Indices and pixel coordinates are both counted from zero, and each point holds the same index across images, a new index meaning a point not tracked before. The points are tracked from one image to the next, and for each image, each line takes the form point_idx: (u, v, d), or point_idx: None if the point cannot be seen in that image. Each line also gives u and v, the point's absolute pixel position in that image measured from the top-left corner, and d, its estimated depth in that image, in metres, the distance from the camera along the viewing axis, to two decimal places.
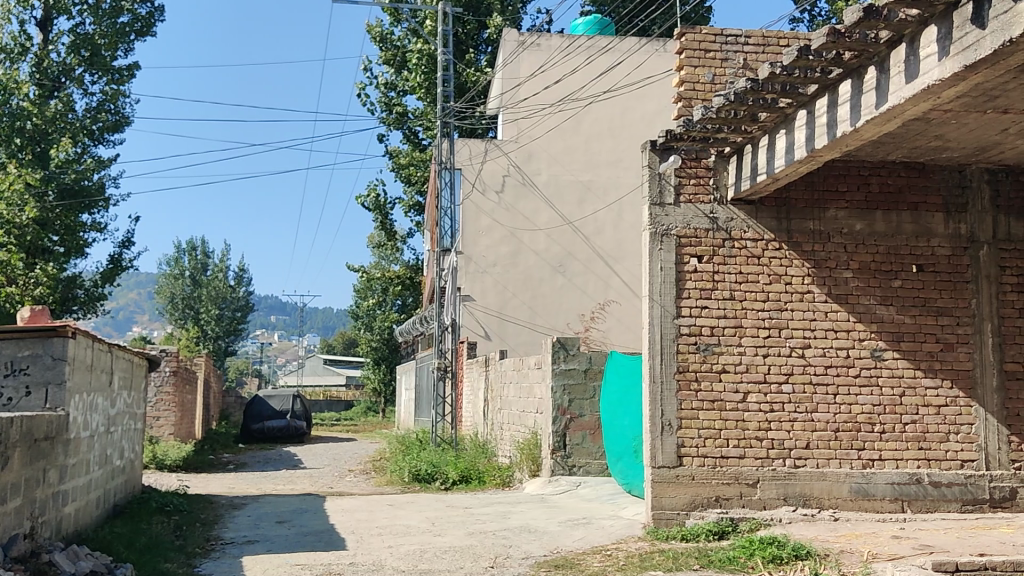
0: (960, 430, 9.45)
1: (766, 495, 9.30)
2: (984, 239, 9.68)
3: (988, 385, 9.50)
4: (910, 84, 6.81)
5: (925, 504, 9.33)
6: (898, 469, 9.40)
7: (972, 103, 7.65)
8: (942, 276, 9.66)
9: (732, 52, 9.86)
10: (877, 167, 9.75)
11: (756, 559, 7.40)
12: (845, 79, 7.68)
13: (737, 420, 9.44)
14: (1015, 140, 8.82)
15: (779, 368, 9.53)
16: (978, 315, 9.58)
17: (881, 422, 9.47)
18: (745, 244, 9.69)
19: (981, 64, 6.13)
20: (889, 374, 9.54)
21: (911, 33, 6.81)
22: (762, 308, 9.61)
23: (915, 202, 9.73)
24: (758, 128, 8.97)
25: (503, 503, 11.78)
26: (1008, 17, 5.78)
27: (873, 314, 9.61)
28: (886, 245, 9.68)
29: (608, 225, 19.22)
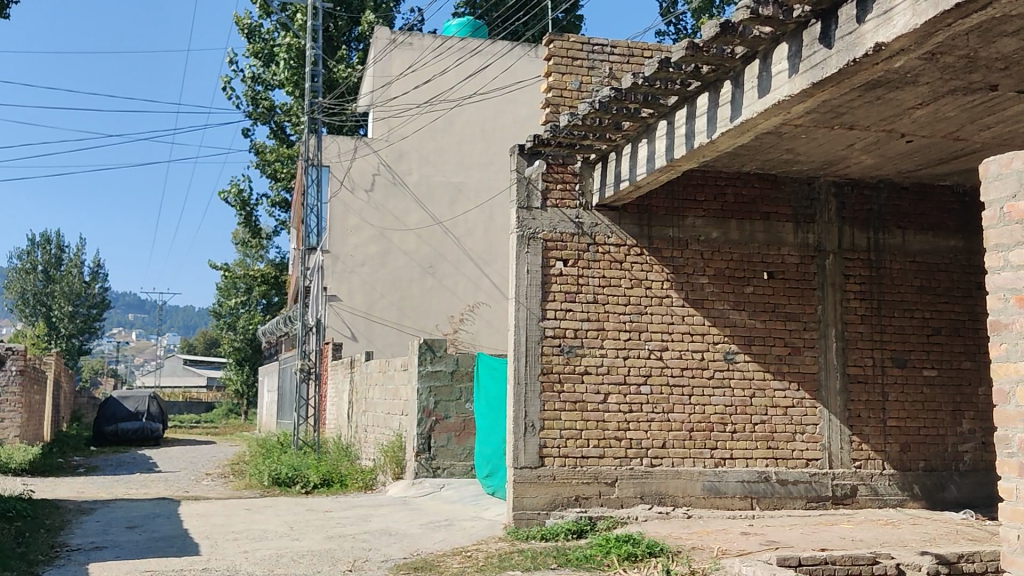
0: (805, 430, 9.93)
1: (624, 494, 9.52)
2: (831, 249, 10.19)
3: (831, 387, 10.01)
4: (762, 99, 7.10)
5: (772, 501, 9.75)
6: (748, 467, 9.79)
7: (820, 119, 8.05)
8: (791, 283, 10.11)
9: (598, 61, 10.08)
10: (732, 177, 10.11)
11: (612, 557, 7.56)
12: (703, 92, 7.94)
13: (597, 421, 9.63)
14: (860, 156, 9.32)
15: (639, 369, 9.77)
16: (823, 321, 10.09)
17: (732, 422, 9.83)
18: (608, 249, 9.88)
19: (827, 82, 6.47)
20: (740, 376, 9.92)
21: (764, 50, 7.10)
22: (623, 311, 9.81)
23: (767, 212, 10.14)
24: (621, 136, 9.18)
25: (365, 507, 11.65)
26: (852, 38, 6.12)
27: (727, 319, 9.97)
28: (740, 253, 10.05)
29: (478, 227, 19.28)
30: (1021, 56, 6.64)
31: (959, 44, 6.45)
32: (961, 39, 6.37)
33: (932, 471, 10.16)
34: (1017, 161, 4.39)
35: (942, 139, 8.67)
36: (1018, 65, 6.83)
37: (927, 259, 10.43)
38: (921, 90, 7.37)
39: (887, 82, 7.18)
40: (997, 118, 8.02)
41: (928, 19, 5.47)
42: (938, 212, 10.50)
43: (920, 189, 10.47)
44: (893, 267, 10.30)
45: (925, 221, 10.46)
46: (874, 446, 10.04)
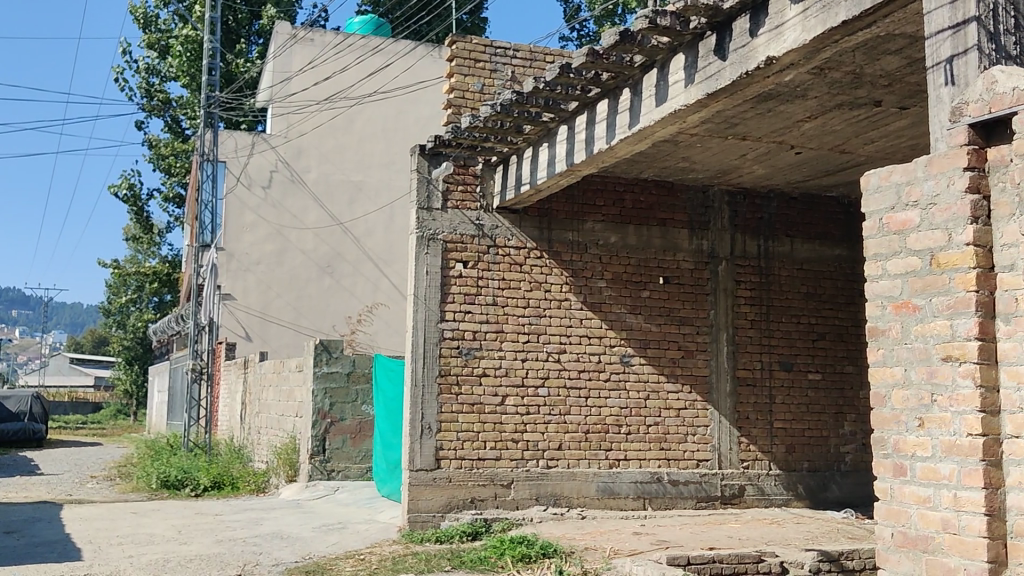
0: (696, 432, 10.16)
1: (520, 495, 9.58)
2: (723, 256, 10.45)
3: (722, 390, 10.28)
4: (659, 107, 7.24)
5: (663, 501, 9.94)
6: (641, 468, 9.95)
7: (715, 129, 8.25)
8: (685, 288, 10.31)
9: (500, 64, 10.12)
10: (630, 184, 10.27)
11: (506, 559, 7.58)
12: (603, 99, 8.05)
13: (495, 423, 9.65)
14: (752, 166, 9.59)
15: (537, 371, 9.83)
16: (716, 325, 10.34)
17: (627, 423, 9.98)
18: (508, 251, 9.92)
19: (721, 93, 6.64)
20: (636, 379, 10.07)
21: (662, 59, 7.24)
22: (522, 313, 9.87)
23: (663, 218, 10.32)
24: (522, 139, 9.22)
25: (257, 510, 11.43)
26: (745, 51, 6.30)
27: (624, 323, 10.11)
28: (637, 258, 10.20)
29: (378, 227, 18.97)
30: (903, 73, 6.93)
31: (846, 60, 6.70)
32: (848, 55, 6.62)
33: (816, 471, 10.53)
34: (896, 175, 4.57)
35: (829, 152, 8.98)
36: (900, 83, 7.13)
37: (814, 267, 10.80)
38: (810, 104, 7.63)
39: (778, 94, 7.41)
40: (880, 132, 8.36)
41: (817, 35, 5.66)
42: (824, 222, 10.89)
43: (807, 200, 10.84)
44: (782, 274, 10.63)
45: (812, 230, 10.83)
46: (762, 447, 10.34)
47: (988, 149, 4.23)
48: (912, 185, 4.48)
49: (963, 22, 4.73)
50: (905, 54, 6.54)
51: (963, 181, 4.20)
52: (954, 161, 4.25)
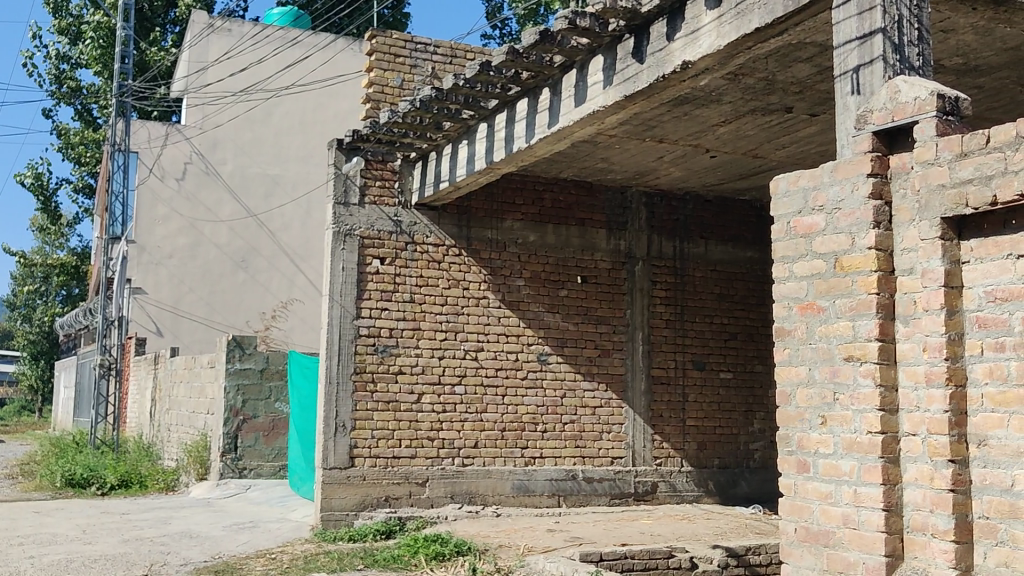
0: (611, 430, 10.29)
1: (435, 494, 9.56)
2: (640, 256, 10.58)
3: (637, 388, 10.42)
4: (578, 108, 7.30)
5: (578, 498, 10.01)
6: (556, 466, 10.03)
7: (633, 131, 8.36)
8: (602, 288, 10.41)
9: (420, 59, 10.08)
10: (550, 183, 10.29)
11: (419, 557, 7.55)
12: (523, 98, 8.08)
13: (410, 421, 9.62)
14: (668, 168, 9.73)
15: (453, 370, 9.82)
16: (631, 325, 10.47)
17: (543, 422, 10.05)
18: (426, 248, 9.88)
19: (638, 95, 6.72)
20: (552, 377, 10.14)
21: (581, 60, 7.30)
22: (439, 311, 9.84)
23: (582, 218, 10.39)
24: (441, 136, 9.20)
25: (165, 509, 11.18)
26: (662, 54, 6.39)
27: (541, 321, 10.17)
28: (555, 257, 10.25)
29: (295, 220, 18.26)
30: (813, 81, 7.12)
31: (759, 67, 6.85)
32: (762, 62, 6.77)
33: (726, 468, 10.77)
34: (804, 180, 4.69)
35: (742, 156, 9.17)
36: (810, 90, 7.32)
37: (726, 268, 11.02)
38: (724, 108, 7.78)
39: (694, 98, 7.54)
40: (791, 138, 8.57)
41: (731, 41, 5.78)
42: (737, 225, 11.11)
43: (721, 203, 11.05)
44: (696, 275, 10.83)
45: (726, 233, 11.04)
46: (674, 445, 10.53)
47: (890, 157, 4.37)
48: (818, 190, 4.60)
49: (870, 33, 4.88)
50: (815, 62, 6.72)
51: (867, 187, 4.33)
52: (859, 167, 4.38)
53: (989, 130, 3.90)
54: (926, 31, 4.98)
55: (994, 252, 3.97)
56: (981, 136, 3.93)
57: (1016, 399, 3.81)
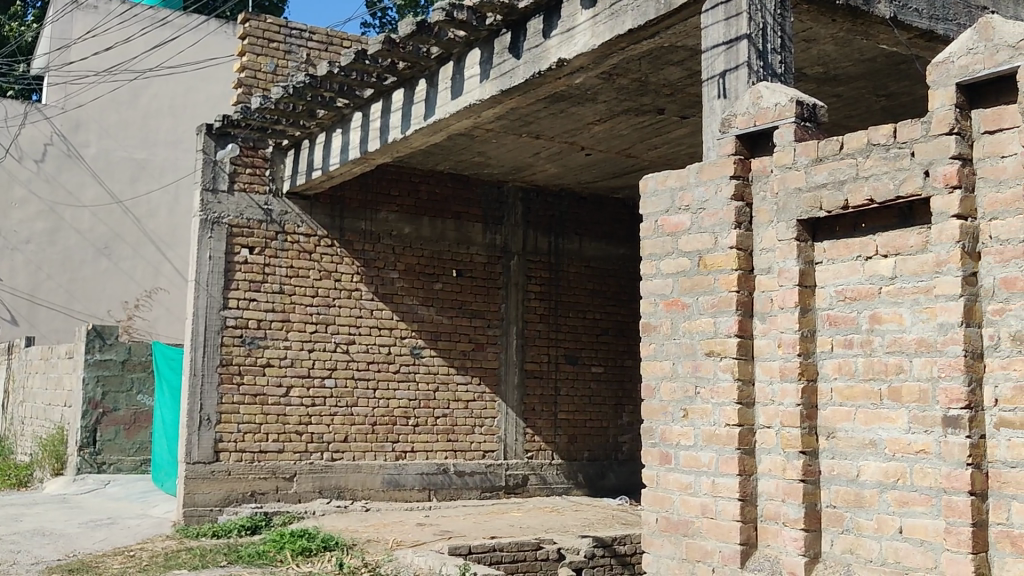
0: (483, 423, 10.35)
1: (302, 488, 9.42)
2: (515, 251, 10.65)
3: (510, 381, 10.50)
4: (454, 101, 7.29)
5: (449, 492, 10.05)
6: (428, 460, 10.02)
7: (509, 126, 8.41)
8: (477, 282, 10.45)
9: (295, 45, 9.88)
10: (426, 175, 10.26)
11: (285, 552, 7.41)
12: (399, 88, 8.02)
13: (278, 415, 9.43)
14: (543, 164, 9.83)
15: (324, 363, 9.66)
16: (505, 319, 10.54)
17: (415, 415, 10.02)
18: (297, 238, 9.69)
19: (514, 90, 6.76)
20: (425, 370, 10.10)
21: (458, 53, 7.29)
22: (310, 303, 9.66)
23: (457, 212, 10.39)
24: (315, 124, 9.04)
25: (16, 506, 10.66)
26: (538, 51, 6.45)
27: (415, 314, 10.11)
28: (430, 250, 10.22)
29: (162, 206, 16.60)
30: (684, 84, 7.31)
31: (632, 68, 6.99)
32: (635, 63, 6.91)
33: (595, 460, 10.98)
34: (672, 180, 4.81)
35: (615, 155, 9.35)
36: (681, 93, 7.51)
37: (600, 265, 11.22)
38: (598, 107, 7.92)
39: (569, 96, 7.64)
40: (662, 139, 8.79)
41: (605, 41, 5.87)
42: (610, 222, 11.33)
43: (595, 200, 11.24)
44: (570, 271, 10.98)
45: (600, 230, 11.23)
46: (545, 438, 10.66)
47: (751, 160, 4.54)
48: (685, 191, 4.73)
49: (735, 39, 5.05)
50: (686, 65, 6.90)
51: (729, 189, 4.48)
52: (722, 169, 4.53)
53: (842, 137, 4.09)
54: (789, 40, 5.19)
55: (844, 253, 4.12)
56: (835, 142, 4.11)
57: (862, 393, 3.98)
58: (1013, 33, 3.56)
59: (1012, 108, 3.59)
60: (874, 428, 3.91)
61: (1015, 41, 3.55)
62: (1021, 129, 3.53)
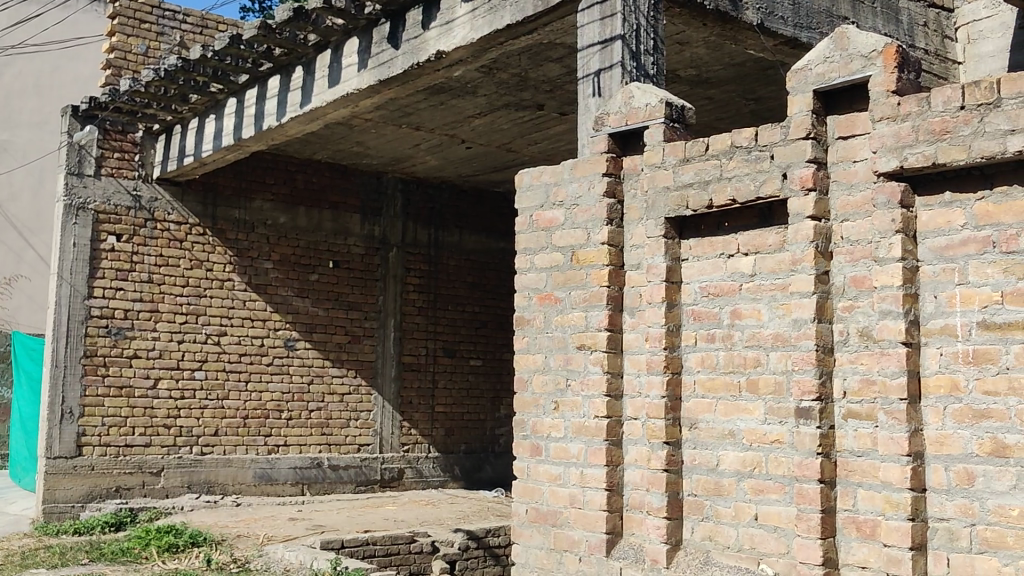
0: (359, 417, 10.27)
1: (170, 484, 9.17)
2: (394, 243, 10.60)
3: (386, 374, 10.46)
4: (331, 90, 7.20)
5: (322, 486, 9.92)
6: (301, 454, 9.88)
7: (389, 116, 8.36)
8: (354, 273, 10.34)
9: (167, 27, 9.58)
10: (303, 164, 10.11)
11: (151, 549, 7.19)
12: (275, 75, 7.87)
13: (145, 408, 9.15)
14: (423, 156, 9.81)
15: (193, 355, 9.41)
16: (383, 311, 10.48)
17: (289, 409, 9.86)
18: (167, 226, 9.40)
19: (392, 81, 6.73)
20: (299, 363, 9.95)
21: (336, 41, 7.21)
22: (179, 293, 9.38)
23: (335, 202, 10.27)
24: (187, 109, 8.79)
25: None
26: (417, 42, 6.44)
27: (289, 306, 9.93)
28: (306, 240, 10.06)
29: (24, 189, 15.72)
30: (563, 81, 7.41)
31: (512, 63, 7.04)
32: (515, 59, 6.96)
33: (471, 453, 11.04)
34: (546, 175, 4.87)
35: (495, 149, 9.40)
36: (560, 90, 7.61)
37: (479, 258, 11.27)
38: (479, 101, 7.94)
39: (450, 88, 7.64)
40: (542, 135, 8.88)
41: (483, 35, 5.90)
42: (491, 216, 11.40)
43: (476, 193, 11.30)
44: (449, 264, 11.00)
45: (480, 223, 11.29)
46: (421, 431, 10.66)
47: (623, 159, 4.64)
48: (558, 186, 4.79)
49: (610, 38, 5.16)
50: (564, 63, 6.99)
51: (602, 185, 4.58)
52: (595, 166, 4.62)
53: (708, 139, 4.22)
54: (661, 41, 5.33)
55: (709, 250, 4.26)
56: (701, 143, 4.25)
57: (722, 385, 4.13)
58: (866, 43, 3.75)
59: (864, 116, 3.77)
60: (733, 419, 4.06)
61: (868, 51, 3.73)
62: (871, 135, 3.70)
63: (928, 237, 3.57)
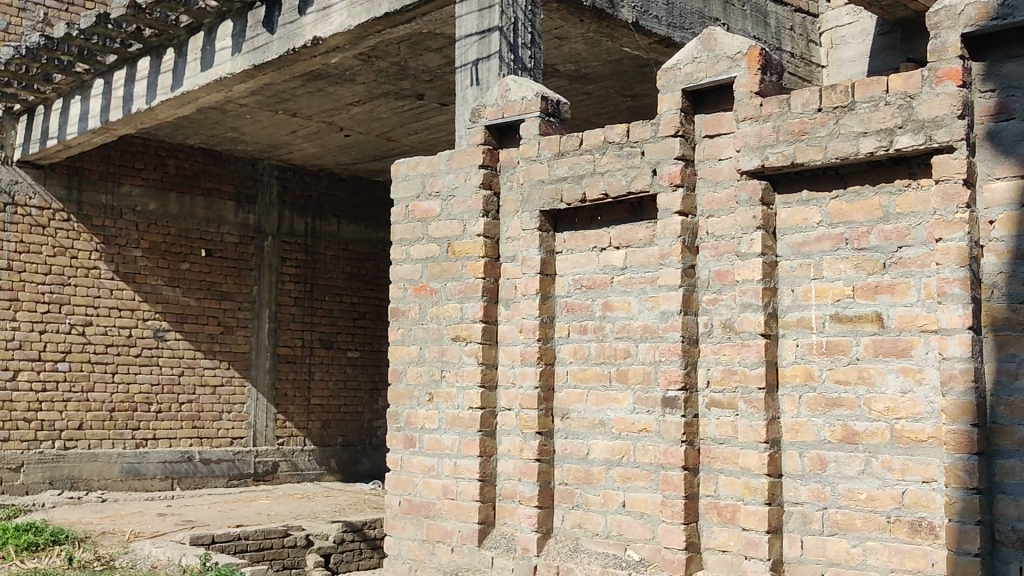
0: (232, 409, 10.06)
1: (30, 480, 8.77)
2: (270, 231, 10.40)
3: (261, 366, 10.28)
4: (204, 73, 7.01)
5: (193, 480, 9.67)
6: (171, 448, 9.61)
7: (265, 102, 8.19)
8: (227, 262, 10.11)
9: (30, 3, 9.13)
10: (174, 149, 9.81)
11: (9, 548, 6.78)
12: (145, 57, 7.62)
13: (3, 401, 8.73)
14: (301, 144, 9.65)
15: (56, 345, 9.03)
16: (257, 301, 10.27)
17: (158, 401, 9.57)
18: (28, 211, 8.98)
19: (268, 66, 6.60)
20: (169, 354, 9.66)
21: (209, 24, 7.04)
22: (41, 281, 8.98)
23: (208, 188, 10.02)
24: (51, 89, 8.42)
25: None
26: (293, 27, 6.33)
27: (159, 295, 9.63)
28: (177, 227, 9.77)
29: None
30: (442, 71, 7.40)
31: (391, 51, 6.99)
32: (394, 47, 6.91)
33: (348, 445, 10.95)
34: (422, 166, 4.84)
35: (374, 138, 9.31)
36: (440, 80, 7.60)
37: (358, 248, 11.16)
38: (357, 89, 7.86)
39: (327, 75, 7.53)
40: (422, 125, 8.85)
41: (361, 23, 5.85)
42: (370, 205, 11.31)
43: (355, 181, 11.18)
44: (327, 254, 10.87)
45: (359, 213, 11.18)
46: (297, 424, 10.52)
47: (499, 151, 4.67)
48: (435, 177, 4.78)
49: (488, 30, 5.19)
50: (444, 53, 6.98)
51: (477, 177, 4.60)
52: (471, 158, 4.63)
53: (582, 133, 4.29)
54: (539, 35, 5.39)
55: (582, 244, 4.33)
56: (576, 138, 4.31)
57: (593, 376, 4.21)
58: (732, 46, 3.87)
59: (729, 115, 3.90)
60: (603, 409, 4.15)
61: (734, 52, 3.86)
62: (735, 134, 3.83)
63: (786, 234, 3.71)
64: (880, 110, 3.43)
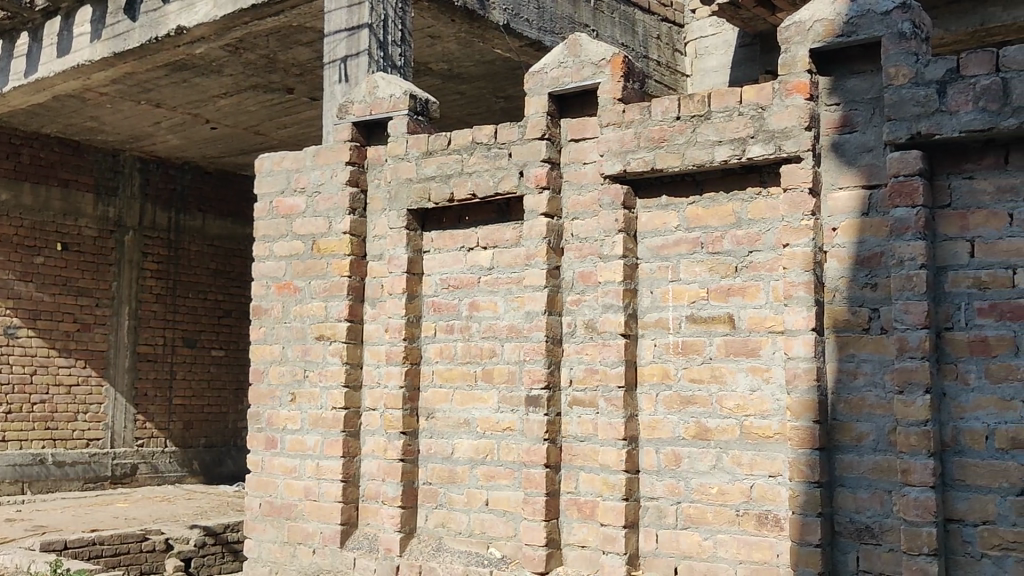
0: (88, 409, 9.68)
1: None
2: (131, 225, 10.04)
3: (120, 365, 9.92)
4: (60, 60, 6.73)
5: (46, 484, 9.19)
6: (21, 450, 9.13)
7: (127, 91, 7.91)
8: (85, 257, 9.72)
9: None
10: (29, 138, 9.38)
11: None
12: None
13: None
14: (165, 135, 9.36)
15: None
16: (117, 298, 9.91)
17: (8, 402, 9.08)
18: None
19: (129, 55, 6.38)
20: (21, 352, 9.19)
21: (67, 8, 6.81)
22: None
23: (65, 178, 9.62)
24: None
25: None
26: (155, 15, 6.16)
27: (11, 291, 9.14)
28: (32, 220, 9.31)
29: None
30: (313, 66, 7.30)
31: (260, 44, 6.85)
32: (263, 40, 6.78)
33: (212, 446, 10.68)
34: (287, 161, 4.77)
35: (242, 131, 9.11)
36: (311, 74, 7.49)
37: (224, 244, 10.91)
38: (224, 80, 7.67)
39: (193, 66, 7.32)
40: (293, 119, 8.71)
41: (226, 13, 5.74)
42: (237, 200, 11.08)
43: (222, 176, 10.94)
44: (191, 249, 10.57)
45: (225, 208, 10.94)
46: (157, 425, 10.20)
47: (367, 148, 4.64)
48: (300, 173, 4.72)
49: (357, 27, 5.17)
50: (314, 47, 6.89)
51: (344, 174, 4.55)
52: (338, 155, 4.59)
53: (450, 134, 4.31)
54: (408, 34, 5.40)
55: (449, 243, 4.35)
56: (444, 138, 4.33)
57: (459, 375, 4.24)
58: (597, 52, 3.95)
59: (593, 120, 3.98)
60: (467, 408, 4.18)
61: (598, 59, 3.94)
62: (599, 139, 3.92)
63: (646, 237, 3.82)
64: (734, 120, 3.56)
